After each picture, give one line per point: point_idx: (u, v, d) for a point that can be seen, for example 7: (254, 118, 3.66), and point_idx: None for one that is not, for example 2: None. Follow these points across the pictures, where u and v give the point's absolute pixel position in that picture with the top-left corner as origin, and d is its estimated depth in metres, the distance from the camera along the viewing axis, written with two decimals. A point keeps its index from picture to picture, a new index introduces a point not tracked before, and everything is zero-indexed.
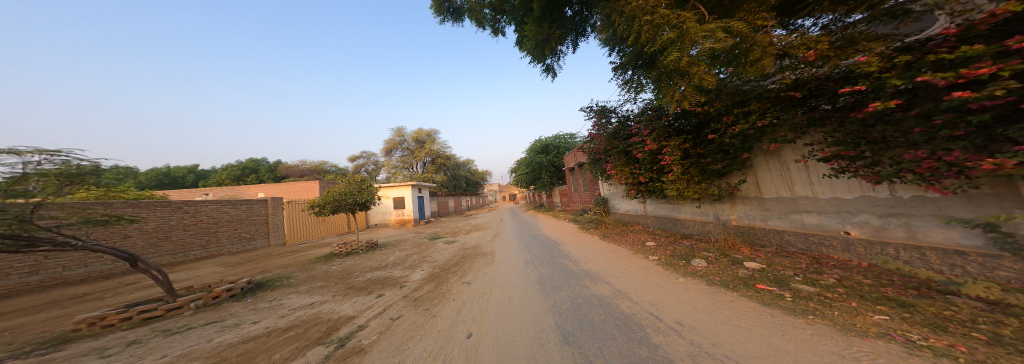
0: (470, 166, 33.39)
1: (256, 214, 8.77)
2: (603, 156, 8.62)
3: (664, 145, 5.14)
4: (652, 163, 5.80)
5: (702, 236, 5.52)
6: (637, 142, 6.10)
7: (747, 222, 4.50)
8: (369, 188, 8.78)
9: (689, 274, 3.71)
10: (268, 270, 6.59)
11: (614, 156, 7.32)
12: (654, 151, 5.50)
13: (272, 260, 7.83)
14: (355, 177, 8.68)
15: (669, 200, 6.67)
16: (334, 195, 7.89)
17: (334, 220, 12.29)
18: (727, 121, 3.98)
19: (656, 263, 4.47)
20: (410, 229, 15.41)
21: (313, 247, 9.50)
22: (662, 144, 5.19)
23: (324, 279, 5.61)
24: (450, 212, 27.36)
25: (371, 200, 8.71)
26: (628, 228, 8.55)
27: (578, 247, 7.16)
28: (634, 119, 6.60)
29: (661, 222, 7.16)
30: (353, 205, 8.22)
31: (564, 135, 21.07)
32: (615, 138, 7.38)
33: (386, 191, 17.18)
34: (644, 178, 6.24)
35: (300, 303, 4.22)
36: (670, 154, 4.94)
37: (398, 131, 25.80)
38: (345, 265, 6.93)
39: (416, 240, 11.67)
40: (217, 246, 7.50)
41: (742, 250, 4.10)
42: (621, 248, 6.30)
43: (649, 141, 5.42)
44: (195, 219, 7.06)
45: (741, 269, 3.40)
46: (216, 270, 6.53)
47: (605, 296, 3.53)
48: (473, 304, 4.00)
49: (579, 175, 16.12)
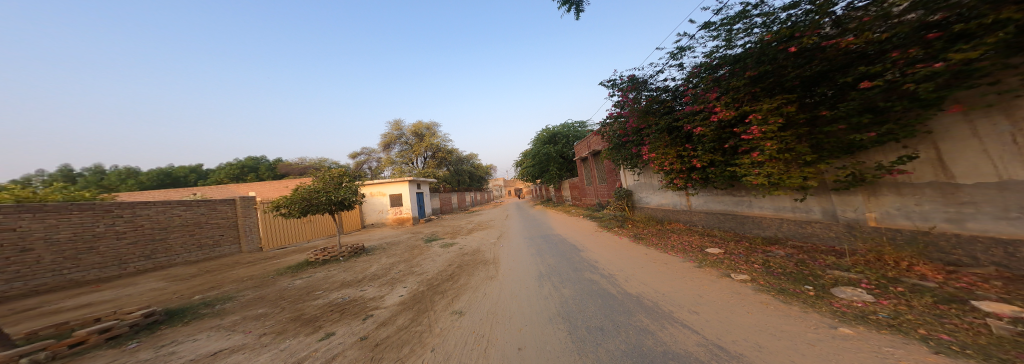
0: (474, 161, 32.05)
1: (220, 216, 7.48)
2: (632, 138, 6.99)
3: (746, 112, 3.48)
4: (717, 140, 4.15)
5: (801, 242, 3.82)
6: (695, 112, 4.46)
7: (906, 223, 2.79)
8: (351, 186, 7.35)
9: (858, 319, 1.97)
10: (219, 286, 5.29)
11: (650, 136, 5.70)
12: (726, 122, 3.86)
13: (236, 270, 6.57)
14: (334, 171, 7.29)
15: (733, 192, 4.96)
16: (304, 193, 6.56)
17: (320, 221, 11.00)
18: (905, 57, 2.20)
19: (757, 289, 2.74)
20: (406, 230, 14.06)
21: (292, 253, 8.23)
22: (741, 109, 3.50)
23: (273, 302, 4.19)
24: (454, 208, 26.10)
25: (351, 199, 7.30)
26: (665, 227, 6.90)
27: (607, 255, 5.51)
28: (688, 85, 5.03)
29: (719, 221, 5.45)
30: (328, 204, 6.86)
31: (573, 123, 19.27)
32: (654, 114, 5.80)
33: (382, 187, 15.86)
34: (699, 163, 4.59)
35: (199, 352, 2.78)
36: (762, 123, 3.25)
37: (395, 124, 24.52)
38: (312, 279, 5.51)
39: (411, 243, 10.29)
40: (167, 255, 6.24)
41: (922, 273, 2.38)
42: (670, 256, 4.63)
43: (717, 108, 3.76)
44: (133, 224, 5.80)
45: (988, 320, 1.68)
46: (155, 286, 5.27)
47: (700, 358, 1.91)
48: (462, 357, 2.45)
49: (594, 167, 14.45)
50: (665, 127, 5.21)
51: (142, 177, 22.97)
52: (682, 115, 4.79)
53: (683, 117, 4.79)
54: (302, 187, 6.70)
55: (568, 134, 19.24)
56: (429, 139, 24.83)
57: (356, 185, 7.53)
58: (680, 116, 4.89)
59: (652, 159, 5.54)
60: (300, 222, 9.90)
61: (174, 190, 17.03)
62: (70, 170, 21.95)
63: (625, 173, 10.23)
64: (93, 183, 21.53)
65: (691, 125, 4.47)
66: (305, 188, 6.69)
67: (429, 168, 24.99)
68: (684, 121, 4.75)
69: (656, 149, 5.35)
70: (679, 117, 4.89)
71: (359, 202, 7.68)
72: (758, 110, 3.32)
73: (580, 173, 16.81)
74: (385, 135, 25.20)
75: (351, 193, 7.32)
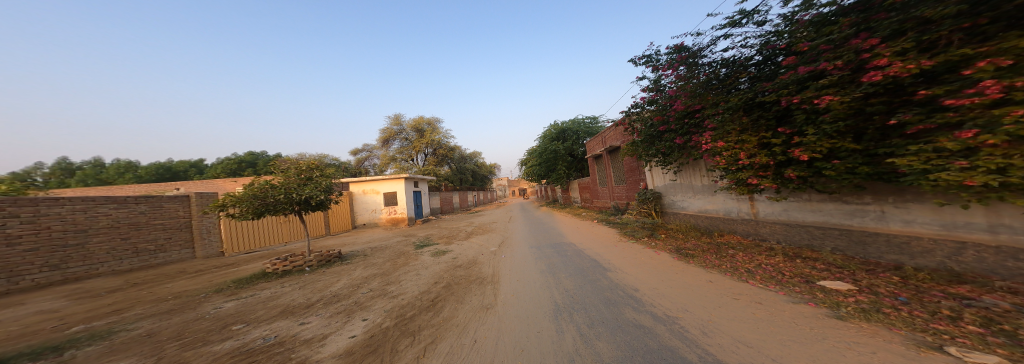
0: (477, 159, 30.83)
1: (167, 215, 6.27)
2: (675, 125, 5.43)
3: (956, 60, 1.93)
4: (855, 116, 2.64)
5: (1017, 284, 2.24)
6: (806, 79, 2.95)
7: None
8: (323, 181, 5.98)
9: None
10: (126, 309, 3.98)
11: (709, 120, 4.18)
12: (885, 85, 2.33)
13: (175, 282, 5.31)
14: (304, 162, 6.05)
15: (849, 199, 3.51)
16: (262, 187, 5.24)
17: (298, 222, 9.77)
18: None
19: None
20: (399, 232, 12.76)
21: (257, 259, 6.96)
22: (941, 56, 1.97)
23: (159, 343, 2.80)
24: (455, 209, 24.79)
25: (321, 198, 5.94)
26: (716, 240, 5.38)
27: (652, 281, 3.97)
28: (771, 52, 3.65)
29: (813, 237, 3.96)
30: (287, 203, 5.48)
31: (584, 118, 17.77)
32: (716, 92, 4.38)
33: (376, 185, 14.65)
34: (803, 155, 3.04)
35: None
36: (1009, 74, 1.71)
37: (395, 119, 23.46)
38: (248, 301, 4.12)
39: (400, 249, 8.93)
40: (86, 264, 5.07)
41: None
42: (757, 290, 3.08)
43: (877, 59, 2.23)
44: (36, 226, 4.61)
45: None
46: (44, 307, 3.99)
47: None
48: None
49: (608, 166, 12.92)
50: (740, 105, 3.69)
51: (141, 170, 22.50)
52: (773, 86, 3.25)
53: (774, 87, 3.26)
54: (258, 182, 5.30)
55: (579, 130, 17.77)
56: (431, 136, 23.74)
57: (330, 181, 6.17)
58: (767, 90, 3.39)
59: (712, 150, 4.01)
60: (274, 223, 8.68)
61: (163, 184, 16.22)
62: (71, 162, 21.72)
63: (651, 173, 8.72)
64: (90, 176, 21.10)
65: (795, 97, 2.93)
66: (262, 184, 5.31)
67: (430, 166, 23.85)
68: (777, 94, 3.22)
69: (722, 134, 3.81)
70: (767, 89, 3.36)
71: (327, 203, 6.33)
72: (993, 53, 1.78)
73: (592, 172, 15.24)
74: (384, 130, 24.18)
75: (323, 190, 5.95)
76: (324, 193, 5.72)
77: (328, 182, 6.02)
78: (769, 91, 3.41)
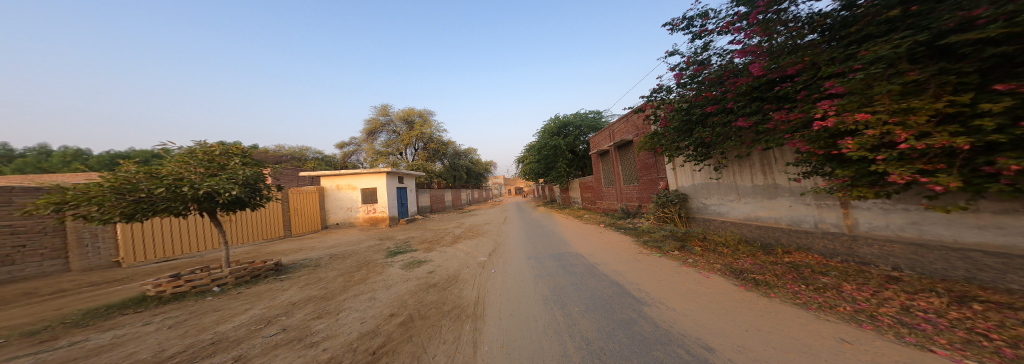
0: (472, 156, 29.29)
1: (18, 215, 4.72)
2: (738, 102, 3.91)
3: None
4: None
5: None
6: None
7: None
8: (241, 172, 4.23)
9: None
10: None
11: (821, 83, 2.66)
12: None
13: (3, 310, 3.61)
14: (216, 145, 4.32)
15: None
16: (129, 177, 3.49)
17: (237, 220, 7.87)
18: None
19: None
20: (375, 235, 11.03)
21: (162, 272, 5.22)
22: None
23: None
24: (446, 208, 23.07)
25: (237, 196, 4.25)
26: (784, 260, 3.90)
27: (735, 333, 2.40)
28: None
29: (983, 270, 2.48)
30: (176, 201, 3.78)
31: (587, 112, 16.37)
32: (828, 45, 2.88)
33: (352, 180, 12.88)
34: None
35: None
36: None
37: (382, 109, 21.69)
38: (52, 357, 2.44)
39: (365, 257, 7.24)
40: None
41: None
42: None
43: None
44: None
45: None
46: None
47: None
48: None
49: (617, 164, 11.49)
50: (902, 54, 2.14)
51: (94, 159, 20.17)
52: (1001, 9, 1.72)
53: (1001, 12, 1.73)
54: (125, 169, 3.54)
55: (581, 125, 16.34)
56: (420, 128, 22.04)
57: (254, 172, 4.43)
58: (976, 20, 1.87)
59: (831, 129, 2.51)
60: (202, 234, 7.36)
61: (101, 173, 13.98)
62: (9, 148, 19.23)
63: (675, 170, 7.25)
64: (30, 165, 18.65)
65: None
66: (131, 171, 3.56)
67: (419, 161, 22.14)
68: (1010, 21, 1.70)
69: (861, 100, 2.29)
70: (976, 19, 1.82)
71: (252, 201, 4.64)
72: None
73: (597, 171, 13.80)
74: (370, 122, 22.37)
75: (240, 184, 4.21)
76: (239, 189, 4.00)
77: (249, 173, 4.28)
78: (973, 23, 1.88)
